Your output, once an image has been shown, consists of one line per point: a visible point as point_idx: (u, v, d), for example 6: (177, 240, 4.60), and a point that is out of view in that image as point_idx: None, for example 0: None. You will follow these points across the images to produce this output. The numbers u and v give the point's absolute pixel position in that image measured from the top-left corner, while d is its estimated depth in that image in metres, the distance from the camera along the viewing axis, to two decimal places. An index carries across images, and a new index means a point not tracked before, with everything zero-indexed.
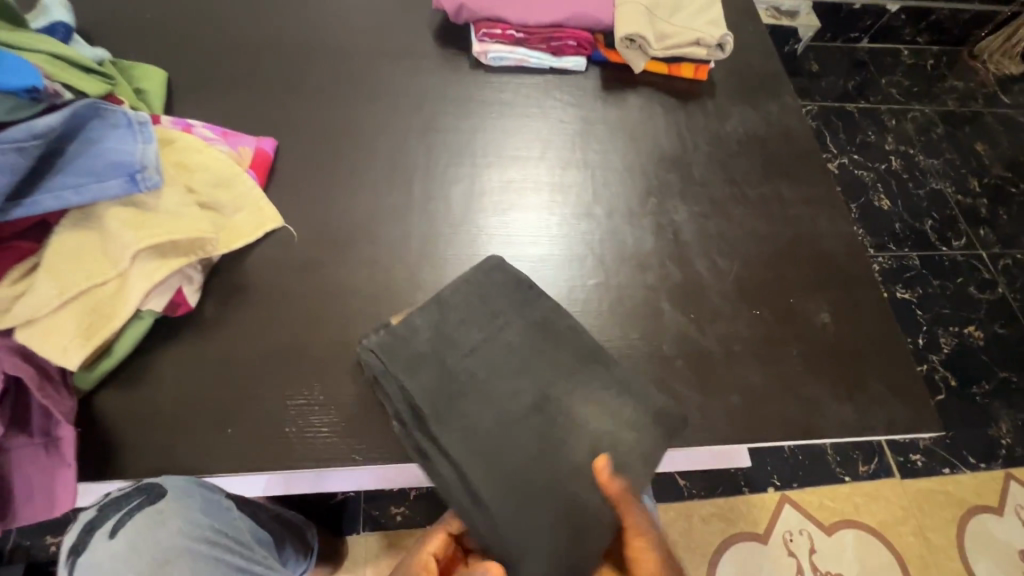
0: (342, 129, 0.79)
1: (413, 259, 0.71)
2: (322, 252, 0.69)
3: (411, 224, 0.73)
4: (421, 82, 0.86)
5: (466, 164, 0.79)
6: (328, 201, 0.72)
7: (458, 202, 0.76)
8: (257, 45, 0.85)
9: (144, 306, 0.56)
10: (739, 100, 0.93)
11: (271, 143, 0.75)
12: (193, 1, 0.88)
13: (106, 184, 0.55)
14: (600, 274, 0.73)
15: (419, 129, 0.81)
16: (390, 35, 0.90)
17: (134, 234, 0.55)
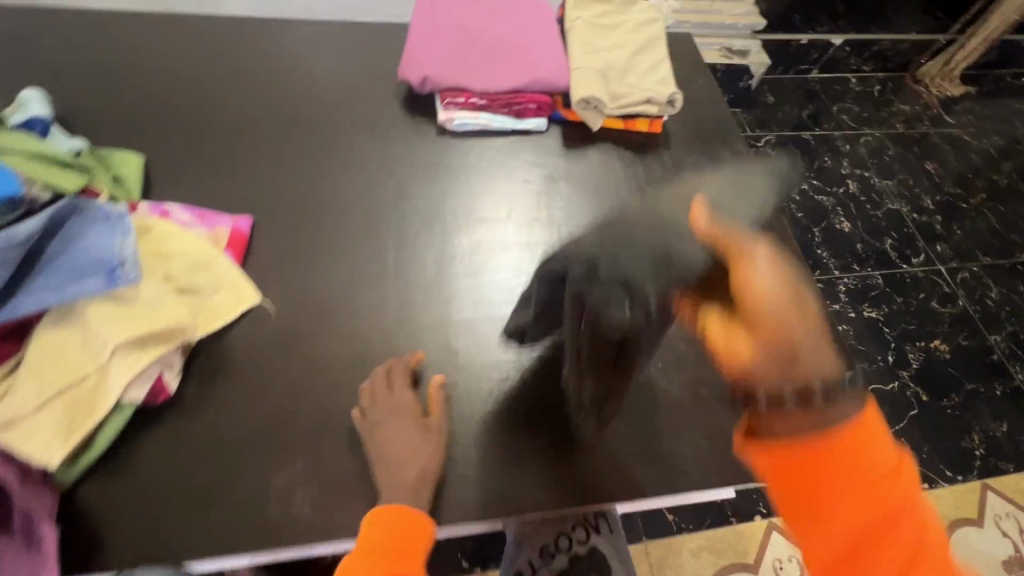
0: (317, 202, 0.82)
1: (389, 326, 0.73)
2: (300, 326, 0.71)
3: (385, 292, 0.75)
4: (390, 151, 0.90)
5: (437, 229, 0.82)
6: (304, 274, 0.75)
7: (431, 266, 0.79)
8: (231, 123, 0.89)
9: (124, 397, 0.58)
10: (693, 150, 0.99)
11: (248, 220, 0.77)
12: (167, 84, 0.92)
13: (85, 283, 0.57)
14: None
15: (390, 198, 0.84)
16: (360, 107, 0.94)
17: (115, 327, 0.57)
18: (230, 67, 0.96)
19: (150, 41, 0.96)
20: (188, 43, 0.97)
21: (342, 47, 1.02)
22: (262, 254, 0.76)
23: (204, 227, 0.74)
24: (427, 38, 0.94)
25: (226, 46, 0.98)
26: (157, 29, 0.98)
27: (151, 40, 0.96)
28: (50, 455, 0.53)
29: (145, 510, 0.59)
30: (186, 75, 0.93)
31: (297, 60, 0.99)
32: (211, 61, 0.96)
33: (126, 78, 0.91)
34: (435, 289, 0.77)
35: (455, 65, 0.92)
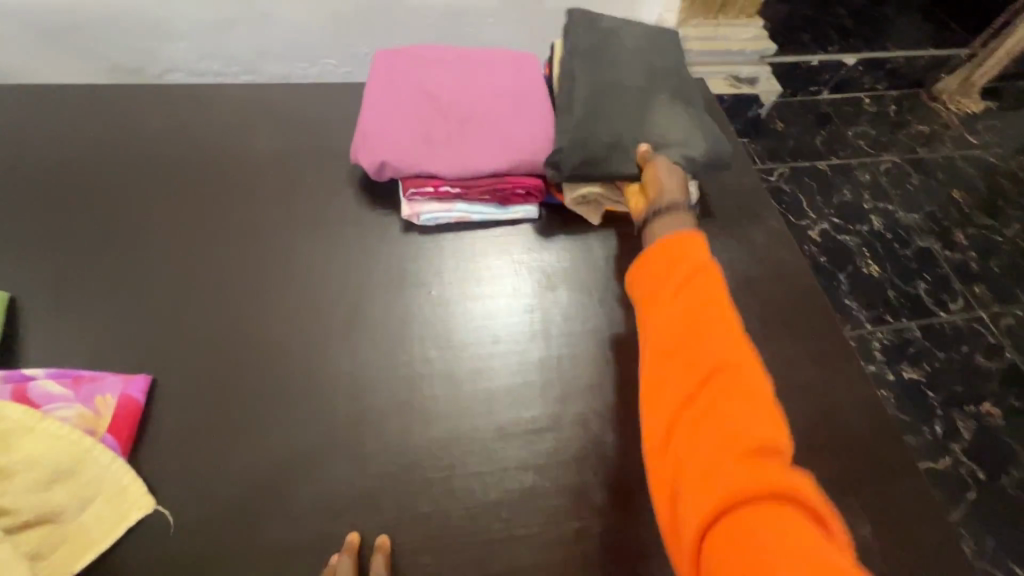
0: (243, 339, 0.63)
1: (334, 527, 0.54)
2: (210, 540, 0.52)
3: (330, 473, 0.56)
4: (342, 259, 0.71)
5: (401, 369, 0.63)
6: (219, 454, 0.56)
7: (392, 426, 0.59)
8: (137, 232, 0.70)
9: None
10: (718, 232, 0.80)
11: (145, 379, 0.58)
12: (58, 183, 0.73)
13: None
14: (581, 509, 0.57)
15: (341, 327, 0.65)
16: (304, 199, 0.75)
17: None
18: (140, 153, 0.77)
19: (39, 125, 0.77)
20: (88, 125, 0.78)
21: (283, 118, 0.83)
22: (163, 427, 0.56)
23: (77, 401, 0.54)
24: (384, 110, 0.75)
25: (136, 125, 0.79)
26: (50, 109, 0.79)
27: (41, 125, 0.78)
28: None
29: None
30: (82, 168, 0.74)
31: (225, 138, 0.80)
32: (115, 147, 0.77)
33: (4, 178, 0.72)
34: (398, 462, 0.57)
35: (420, 144, 0.73)
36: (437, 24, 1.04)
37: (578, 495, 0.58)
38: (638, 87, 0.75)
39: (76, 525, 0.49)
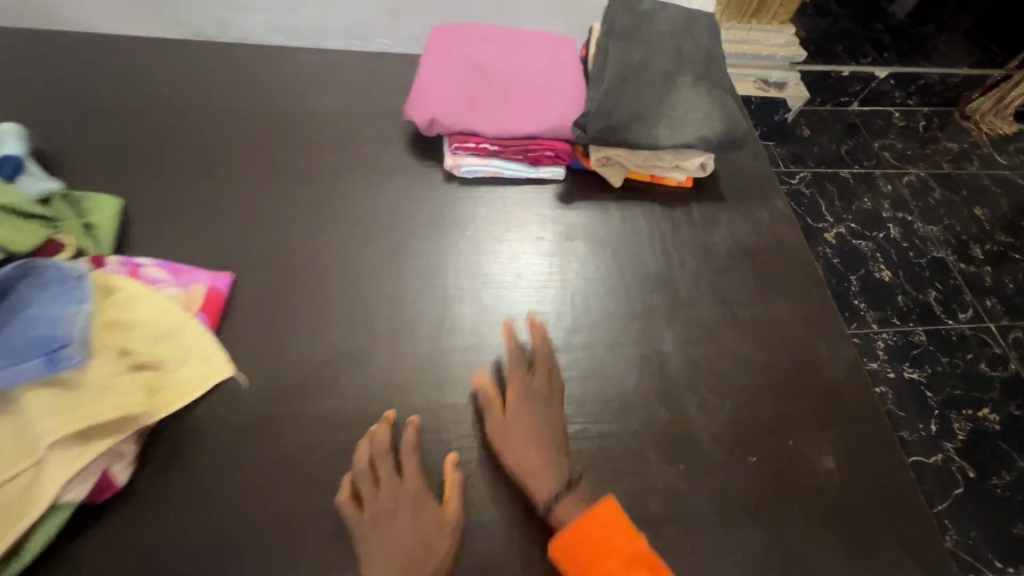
0: (307, 255, 0.75)
1: (372, 407, 0.65)
2: (273, 406, 0.63)
3: (372, 366, 0.67)
4: (392, 200, 0.82)
5: (436, 293, 0.74)
6: (283, 341, 0.67)
7: (426, 336, 0.70)
8: (220, 163, 0.82)
9: (56, 500, 0.50)
10: (726, 207, 0.89)
11: (227, 276, 0.70)
12: (161, 118, 0.85)
13: (21, 368, 0.50)
14: (581, 418, 0.67)
15: (388, 255, 0.77)
16: (363, 149, 0.87)
17: (53, 420, 0.51)
18: (223, 101, 0.89)
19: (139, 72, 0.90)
20: (181, 74, 0.91)
21: (346, 80, 0.95)
22: (239, 317, 0.68)
23: (177, 286, 0.67)
24: (435, 75, 0.85)
25: (220, 78, 0.92)
26: (150, 59, 0.92)
27: (144, 71, 0.91)
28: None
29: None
30: (176, 111, 0.87)
31: (295, 93, 0.92)
32: (203, 94, 0.89)
33: (114, 110, 0.85)
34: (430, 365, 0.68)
35: (466, 105, 0.83)
36: (488, 9, 1.15)
37: (577, 405, 0.68)
38: (662, 70, 0.85)
39: (179, 375, 0.61)
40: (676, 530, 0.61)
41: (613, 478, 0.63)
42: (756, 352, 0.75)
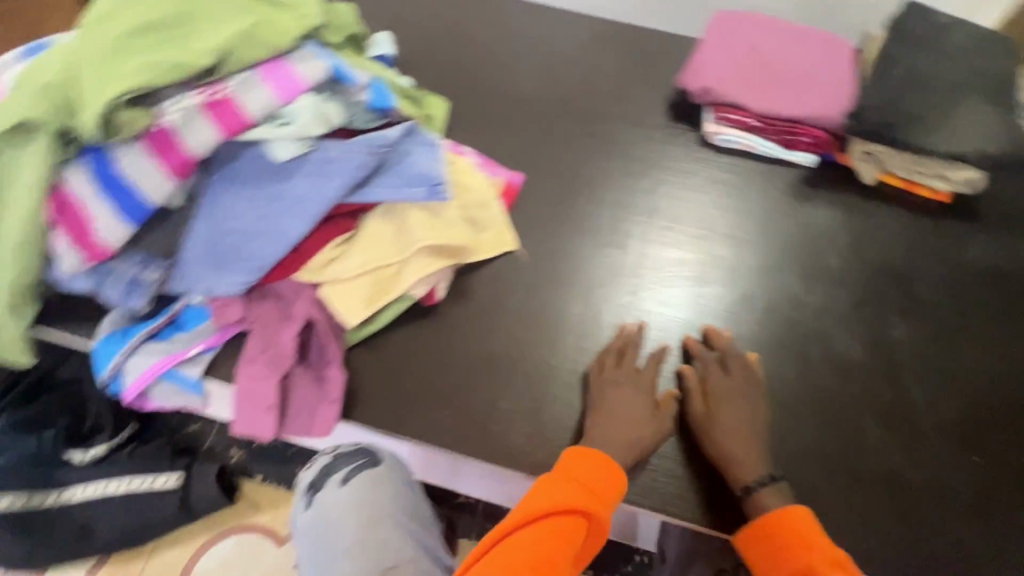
0: (575, 177, 0.89)
1: (611, 305, 0.77)
2: (540, 282, 0.78)
3: (613, 274, 0.79)
4: (649, 150, 0.93)
5: (672, 232, 0.84)
6: (548, 235, 0.82)
7: (659, 264, 0.81)
8: (517, 88, 0.98)
9: (408, 291, 0.69)
10: (981, 228, 0.87)
11: (520, 177, 0.86)
12: (476, 42, 1.03)
13: (413, 190, 0.68)
14: (799, 368, 0.72)
15: (636, 191, 0.88)
16: (631, 102, 0.98)
17: (423, 234, 0.68)
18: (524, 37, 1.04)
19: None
20: (490, 7, 1.07)
21: (625, 38, 1.06)
22: (522, 210, 0.84)
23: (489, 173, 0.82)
24: (716, 50, 0.94)
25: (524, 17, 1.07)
26: None
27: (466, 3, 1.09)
28: (349, 312, 0.66)
29: (396, 394, 0.68)
30: (483, 37, 1.03)
31: (581, 40, 1.04)
32: (505, 27, 1.04)
33: (443, 30, 1.04)
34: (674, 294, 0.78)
35: (741, 80, 0.91)
36: None
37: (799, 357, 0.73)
38: (951, 80, 0.85)
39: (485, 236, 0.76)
40: (882, 488, 0.65)
41: (826, 426, 0.69)
42: (993, 366, 0.74)
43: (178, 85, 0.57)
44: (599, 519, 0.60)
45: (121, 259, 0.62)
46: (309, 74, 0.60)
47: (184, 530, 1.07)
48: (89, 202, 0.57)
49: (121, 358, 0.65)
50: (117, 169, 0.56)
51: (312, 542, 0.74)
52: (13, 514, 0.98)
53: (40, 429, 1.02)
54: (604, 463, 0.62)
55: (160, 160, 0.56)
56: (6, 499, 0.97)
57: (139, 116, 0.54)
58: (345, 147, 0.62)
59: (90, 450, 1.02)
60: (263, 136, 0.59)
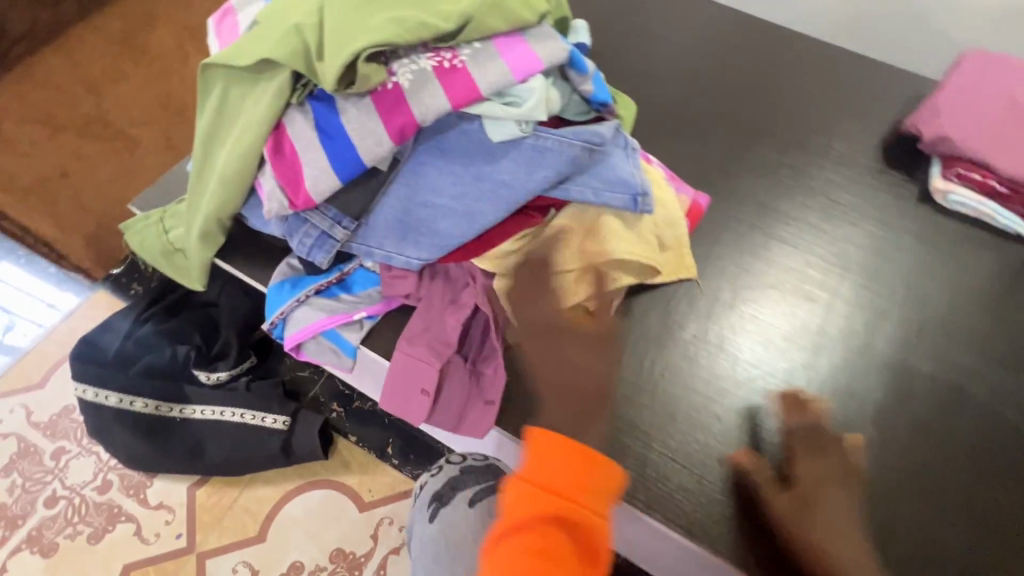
0: (763, 209, 0.79)
1: (778, 356, 0.67)
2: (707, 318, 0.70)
3: (785, 321, 0.70)
4: (856, 194, 0.81)
5: (864, 289, 0.72)
6: (720, 264, 0.74)
7: (843, 322, 0.70)
8: (712, 101, 0.89)
9: (581, 302, 0.65)
10: None
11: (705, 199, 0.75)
12: (673, 43, 0.95)
13: (614, 196, 0.61)
14: (1007, 498, 0.61)
15: (830, 236, 0.77)
16: (842, 137, 0.86)
17: (618, 246, 0.62)
18: (727, 44, 0.94)
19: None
20: (692, 8, 0.98)
21: (844, 61, 0.92)
22: (700, 236, 0.76)
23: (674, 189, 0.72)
24: (971, 89, 0.78)
25: (730, 20, 0.97)
26: None
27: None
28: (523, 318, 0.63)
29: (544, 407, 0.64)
30: (681, 40, 0.95)
31: (791, 59, 0.93)
32: (707, 32, 0.95)
33: (639, 24, 0.96)
34: (875, 376, 0.67)
35: (999, 131, 0.74)
36: None
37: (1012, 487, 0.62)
38: None
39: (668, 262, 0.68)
40: None
41: None
42: None
43: (412, 47, 0.55)
44: (594, 525, 0.50)
45: (316, 211, 0.60)
46: (545, 55, 0.55)
47: (279, 471, 1.10)
48: (306, 154, 0.56)
49: (290, 307, 0.65)
50: (343, 123, 0.55)
51: (431, 556, 0.71)
52: (141, 416, 1.04)
53: (178, 344, 1.08)
54: (547, 450, 0.52)
55: (383, 120, 0.55)
56: (140, 401, 1.04)
57: (374, 72, 0.52)
58: (564, 139, 0.58)
59: (215, 373, 1.05)
60: (488, 112, 0.56)
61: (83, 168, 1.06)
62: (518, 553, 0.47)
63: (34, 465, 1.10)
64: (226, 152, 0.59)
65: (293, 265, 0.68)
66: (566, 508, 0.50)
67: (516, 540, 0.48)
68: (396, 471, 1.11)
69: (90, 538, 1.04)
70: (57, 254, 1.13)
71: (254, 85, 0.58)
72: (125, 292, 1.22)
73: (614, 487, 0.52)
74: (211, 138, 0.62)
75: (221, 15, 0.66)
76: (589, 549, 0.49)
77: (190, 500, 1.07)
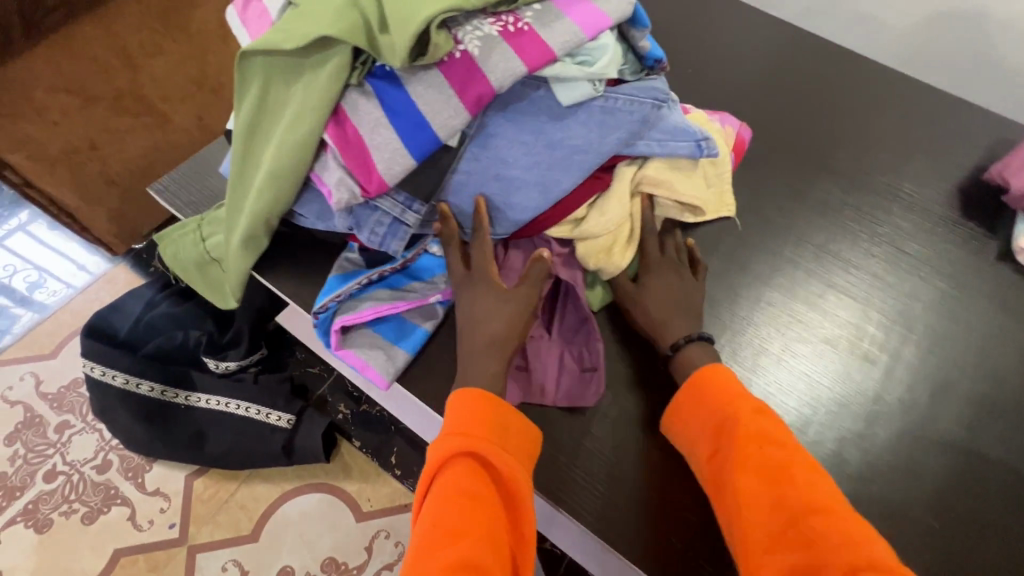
0: (820, 251, 0.72)
1: (823, 425, 0.61)
2: (747, 368, 0.64)
3: (834, 383, 0.63)
4: (927, 244, 0.73)
5: (927, 355, 0.65)
6: (763, 310, 0.67)
7: (899, 390, 0.63)
8: (772, 128, 0.82)
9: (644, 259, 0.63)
10: None
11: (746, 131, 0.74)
12: (734, 61, 0.88)
13: (680, 146, 0.59)
14: None
15: (893, 288, 0.69)
16: (914, 179, 0.78)
17: (678, 187, 0.61)
18: (793, 67, 0.87)
19: (721, 8, 0.93)
20: (758, 25, 0.91)
21: (924, 95, 0.84)
22: (747, 274, 0.69)
23: (720, 122, 0.71)
24: None
25: (798, 41, 0.89)
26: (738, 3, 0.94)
27: (731, 10, 0.93)
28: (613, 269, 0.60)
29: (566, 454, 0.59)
30: (741, 58, 0.88)
31: (863, 88, 0.85)
32: (769, 51, 0.88)
33: (698, 40, 0.90)
34: (939, 458, 0.59)
35: None
36: None
37: None
38: None
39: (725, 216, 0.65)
40: None
41: None
42: None
43: (474, 12, 0.52)
44: (510, 462, 0.50)
45: (388, 196, 0.57)
46: (612, 10, 0.54)
47: (278, 469, 1.07)
48: (371, 130, 0.53)
49: (348, 291, 0.60)
50: (411, 100, 0.52)
51: None
52: (145, 399, 1.02)
53: (190, 327, 1.06)
54: (486, 402, 0.52)
55: (458, 95, 0.52)
56: (145, 384, 1.01)
57: (444, 42, 0.50)
58: (633, 97, 0.57)
59: (224, 362, 1.03)
60: (561, 73, 0.53)
61: (112, 141, 1.05)
62: (448, 491, 0.46)
63: (37, 436, 1.08)
64: (275, 146, 0.56)
65: (350, 260, 0.63)
66: (478, 447, 0.49)
67: (448, 480, 0.47)
68: (396, 482, 1.07)
69: (84, 518, 1.02)
70: (79, 225, 1.12)
71: (301, 74, 0.55)
72: (145, 268, 1.24)
73: (525, 439, 0.54)
74: (253, 133, 0.58)
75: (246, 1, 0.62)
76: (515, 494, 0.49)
77: (187, 489, 1.05)
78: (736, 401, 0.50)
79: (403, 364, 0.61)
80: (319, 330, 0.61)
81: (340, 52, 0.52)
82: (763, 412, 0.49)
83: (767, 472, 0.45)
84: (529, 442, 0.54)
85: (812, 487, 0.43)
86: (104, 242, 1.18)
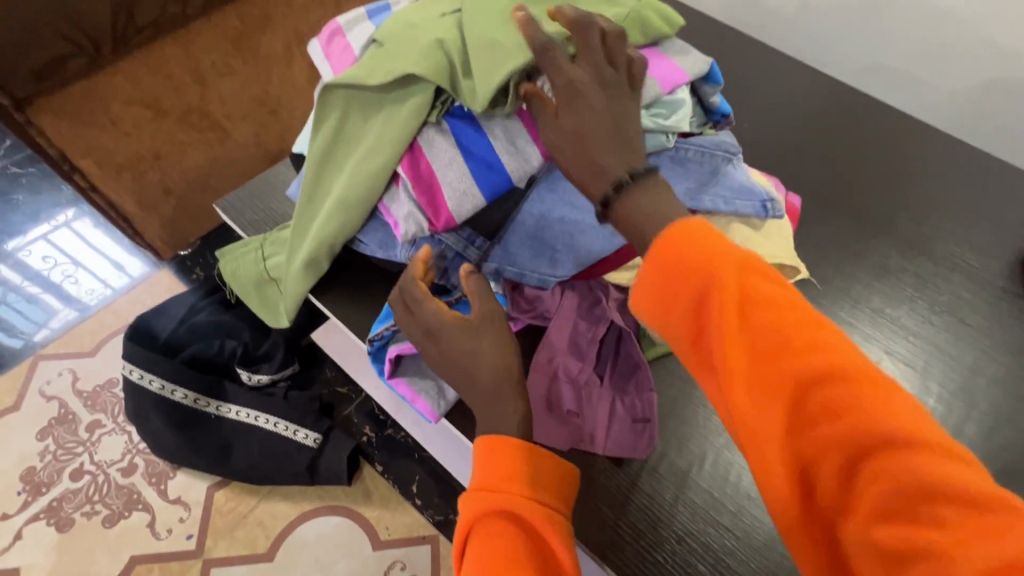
0: (877, 315, 0.70)
1: None
2: None
3: None
4: (989, 316, 0.71)
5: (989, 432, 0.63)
6: None
7: None
8: (827, 187, 0.82)
9: None
10: None
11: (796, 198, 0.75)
12: (789, 118, 0.88)
13: (745, 204, 0.59)
14: None
15: (954, 360, 0.67)
16: (976, 248, 0.76)
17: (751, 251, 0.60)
18: (849, 127, 0.87)
19: (776, 66, 0.94)
20: (815, 85, 0.92)
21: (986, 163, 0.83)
22: None
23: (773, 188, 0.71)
24: None
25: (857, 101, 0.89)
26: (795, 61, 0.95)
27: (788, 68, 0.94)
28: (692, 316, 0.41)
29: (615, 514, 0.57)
30: (793, 118, 0.88)
31: (921, 153, 0.84)
32: (824, 110, 0.89)
33: (754, 96, 0.91)
34: None
35: None
36: None
37: None
38: None
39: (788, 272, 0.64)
40: None
41: None
42: None
43: None
44: (547, 517, 0.47)
45: (451, 231, 0.59)
46: (689, 68, 0.55)
47: (299, 488, 1.06)
48: (444, 168, 0.55)
49: None
50: (489, 141, 0.54)
51: None
52: (178, 406, 1.02)
53: (227, 338, 1.08)
54: (519, 450, 0.49)
55: (535, 140, 0.54)
56: (179, 391, 1.02)
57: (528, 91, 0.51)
58: (704, 149, 0.57)
59: (257, 375, 1.05)
60: None
61: (174, 152, 1.08)
62: (483, 559, 0.43)
63: (68, 433, 1.10)
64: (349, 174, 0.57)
65: None
66: (512, 504, 0.46)
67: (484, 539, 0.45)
68: (416, 512, 1.05)
69: (105, 520, 1.02)
70: (133, 230, 1.15)
71: (381, 109, 0.56)
72: (188, 275, 1.27)
73: (552, 473, 0.49)
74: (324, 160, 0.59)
75: (328, 35, 0.64)
76: (554, 552, 0.45)
77: (208, 500, 1.04)
78: (728, 282, 0.37)
79: (453, 399, 0.61)
80: (371, 358, 0.61)
81: (420, 93, 0.54)
82: (817, 348, 0.34)
83: (769, 383, 0.35)
84: (567, 484, 0.50)
85: (839, 398, 0.33)
86: (153, 247, 1.21)
